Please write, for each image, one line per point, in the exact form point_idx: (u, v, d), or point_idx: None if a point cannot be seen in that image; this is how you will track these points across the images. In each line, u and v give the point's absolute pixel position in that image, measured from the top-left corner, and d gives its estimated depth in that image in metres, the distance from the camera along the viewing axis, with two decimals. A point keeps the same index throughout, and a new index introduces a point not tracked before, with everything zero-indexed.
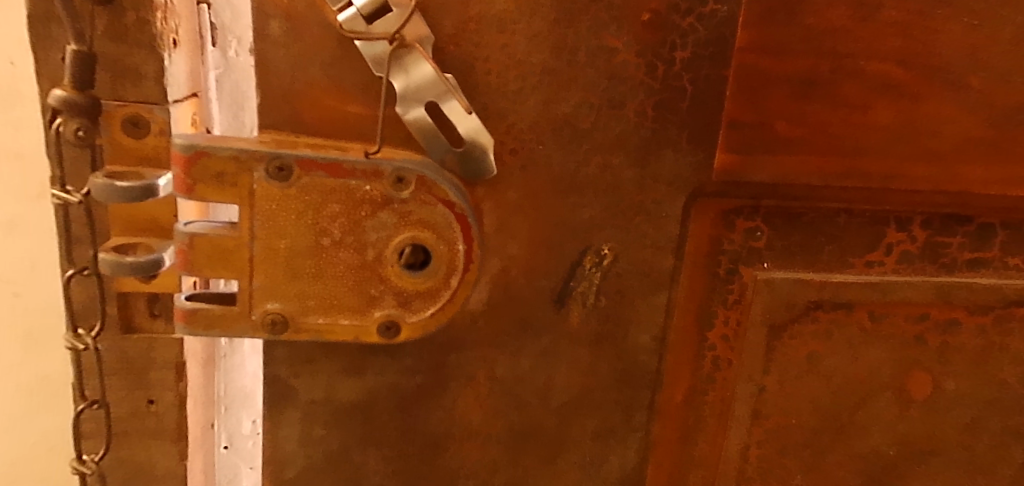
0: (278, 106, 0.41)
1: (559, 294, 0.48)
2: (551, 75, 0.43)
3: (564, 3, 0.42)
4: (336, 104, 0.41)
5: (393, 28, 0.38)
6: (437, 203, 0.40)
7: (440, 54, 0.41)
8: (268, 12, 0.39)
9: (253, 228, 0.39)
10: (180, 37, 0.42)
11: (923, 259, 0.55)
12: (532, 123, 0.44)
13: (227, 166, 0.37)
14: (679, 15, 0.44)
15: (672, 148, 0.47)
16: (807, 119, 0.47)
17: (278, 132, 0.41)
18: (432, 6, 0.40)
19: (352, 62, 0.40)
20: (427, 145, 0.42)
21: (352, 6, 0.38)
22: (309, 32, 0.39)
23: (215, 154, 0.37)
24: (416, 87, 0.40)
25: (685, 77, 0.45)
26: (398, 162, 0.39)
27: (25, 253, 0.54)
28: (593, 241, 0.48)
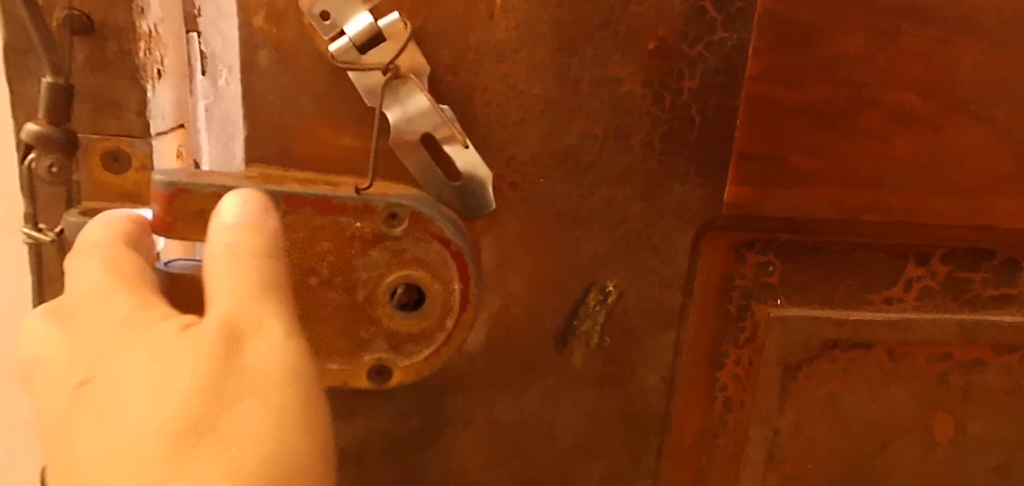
0: (266, 139, 0.39)
1: (563, 333, 0.46)
2: (554, 105, 0.41)
3: (567, 32, 0.40)
4: (327, 136, 0.39)
5: (388, 58, 0.37)
6: (432, 239, 0.38)
7: (437, 85, 0.40)
8: (256, 42, 0.37)
9: None
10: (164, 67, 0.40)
11: (944, 294, 0.53)
12: (534, 156, 0.42)
13: (209, 203, 0.35)
14: (687, 44, 0.42)
15: (681, 181, 0.44)
16: (823, 151, 0.45)
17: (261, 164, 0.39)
18: (429, 35, 0.38)
19: (344, 93, 0.38)
20: (421, 178, 0.40)
21: (345, 35, 0.36)
22: (300, 62, 0.38)
23: (197, 191, 0.34)
24: (408, 119, 0.38)
25: (694, 108, 0.43)
26: (392, 197, 0.37)
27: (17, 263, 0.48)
28: (598, 276, 0.45)
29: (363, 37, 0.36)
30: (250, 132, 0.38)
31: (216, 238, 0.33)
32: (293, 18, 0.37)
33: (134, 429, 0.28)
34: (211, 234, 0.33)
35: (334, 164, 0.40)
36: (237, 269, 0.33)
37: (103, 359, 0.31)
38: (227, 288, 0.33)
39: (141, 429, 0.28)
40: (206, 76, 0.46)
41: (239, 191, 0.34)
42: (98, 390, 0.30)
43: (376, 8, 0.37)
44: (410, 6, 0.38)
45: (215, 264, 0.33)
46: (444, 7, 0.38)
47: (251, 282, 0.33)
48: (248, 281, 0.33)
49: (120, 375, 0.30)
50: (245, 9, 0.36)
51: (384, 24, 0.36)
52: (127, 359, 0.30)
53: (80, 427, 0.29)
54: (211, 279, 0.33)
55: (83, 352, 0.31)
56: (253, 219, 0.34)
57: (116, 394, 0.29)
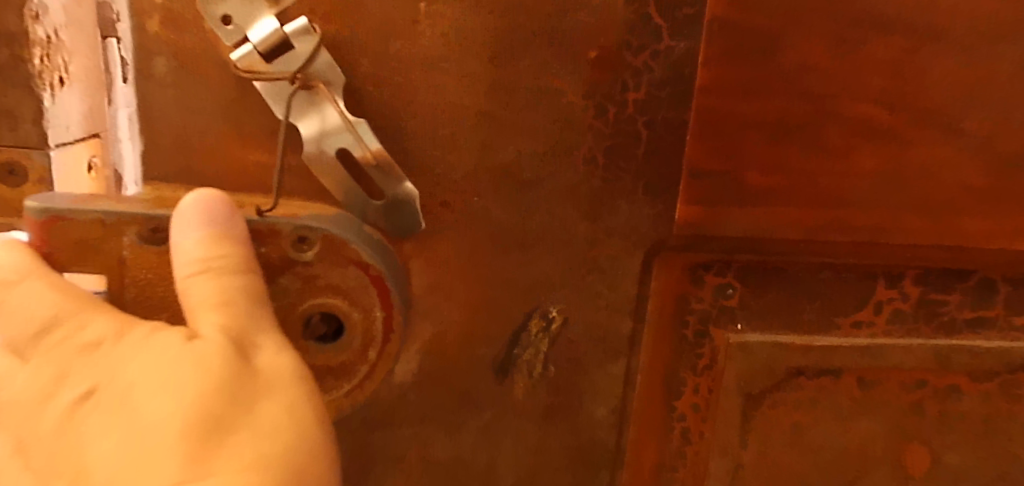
0: (166, 154, 0.35)
1: (501, 363, 0.43)
2: (487, 118, 0.38)
3: (498, 39, 0.37)
4: (233, 151, 0.36)
5: (296, 66, 0.34)
6: (348, 264, 0.34)
7: (356, 96, 0.36)
8: (152, 49, 0.34)
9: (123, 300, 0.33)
10: (73, 74, 0.39)
11: (917, 318, 0.49)
12: (467, 172, 0.39)
13: (90, 231, 0.31)
14: (631, 52, 0.38)
15: (627, 199, 0.41)
16: (780, 167, 0.42)
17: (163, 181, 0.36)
18: (345, 43, 0.35)
19: (251, 105, 0.35)
20: (343, 197, 0.37)
21: (248, 42, 0.33)
22: (201, 71, 0.34)
23: (75, 218, 0.31)
24: (323, 134, 0.35)
25: (640, 121, 0.40)
26: (300, 219, 0.34)
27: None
28: (539, 302, 0.42)
29: (269, 42, 0.33)
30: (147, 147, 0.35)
31: (193, 244, 0.31)
32: (190, 23, 0.34)
33: (151, 439, 0.27)
34: (184, 241, 0.31)
35: (244, 182, 0.36)
36: (223, 277, 0.31)
37: (102, 370, 0.29)
38: (207, 292, 0.30)
39: (158, 439, 0.27)
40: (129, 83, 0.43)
41: (201, 191, 0.31)
42: (106, 405, 0.28)
43: (284, 13, 0.34)
44: (323, 11, 0.35)
45: (192, 273, 0.31)
46: (361, 12, 0.35)
47: (242, 292, 0.31)
48: (234, 287, 0.31)
49: (131, 387, 0.28)
50: (137, 13, 0.33)
51: (290, 30, 0.33)
52: (132, 370, 0.29)
53: (91, 443, 0.28)
54: (190, 291, 0.31)
55: (75, 366, 0.29)
56: (218, 223, 0.31)
57: (121, 407, 0.28)
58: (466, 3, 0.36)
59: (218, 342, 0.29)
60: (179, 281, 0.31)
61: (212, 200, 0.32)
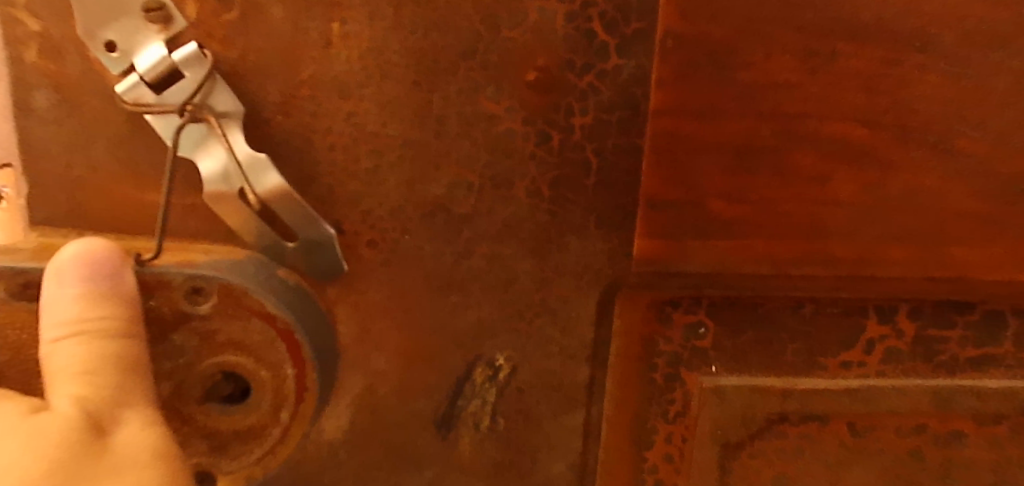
0: (52, 196, 0.31)
1: (444, 418, 0.38)
2: (415, 149, 0.34)
3: (424, 62, 0.33)
4: (128, 193, 0.32)
5: (186, 97, 0.30)
6: (250, 316, 0.30)
7: (266, 127, 0.33)
8: (29, 81, 0.30)
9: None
10: None
11: (913, 358, 0.44)
12: (395, 208, 0.35)
13: None
14: (574, 73, 0.34)
15: (578, 235, 0.37)
16: (749, 196, 0.37)
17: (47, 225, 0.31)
18: (249, 70, 0.32)
19: (146, 139, 0.31)
20: (252, 240, 0.33)
21: (135, 72, 0.30)
22: (86, 104, 0.30)
23: None
24: (225, 177, 0.31)
25: (589, 148, 0.36)
26: (194, 268, 0.30)
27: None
28: (483, 350, 0.38)
29: (159, 73, 0.30)
30: (31, 189, 0.31)
31: (60, 304, 0.26)
32: (72, 51, 0.30)
33: None
34: (49, 301, 0.26)
35: (137, 222, 0.32)
36: (99, 343, 0.26)
37: None
38: (63, 365, 0.25)
39: None
40: None
41: (82, 243, 0.27)
42: None
43: (177, 38, 0.30)
44: (222, 35, 0.31)
45: (59, 337, 0.26)
46: (266, 36, 0.31)
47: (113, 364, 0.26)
48: (95, 361, 0.26)
49: None
50: (12, 41, 0.29)
51: (178, 56, 0.30)
52: None
53: None
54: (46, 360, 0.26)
55: None
56: (93, 281, 0.27)
57: None
58: (385, 23, 0.32)
59: (69, 416, 0.24)
60: (43, 345, 0.26)
61: (98, 252, 0.27)
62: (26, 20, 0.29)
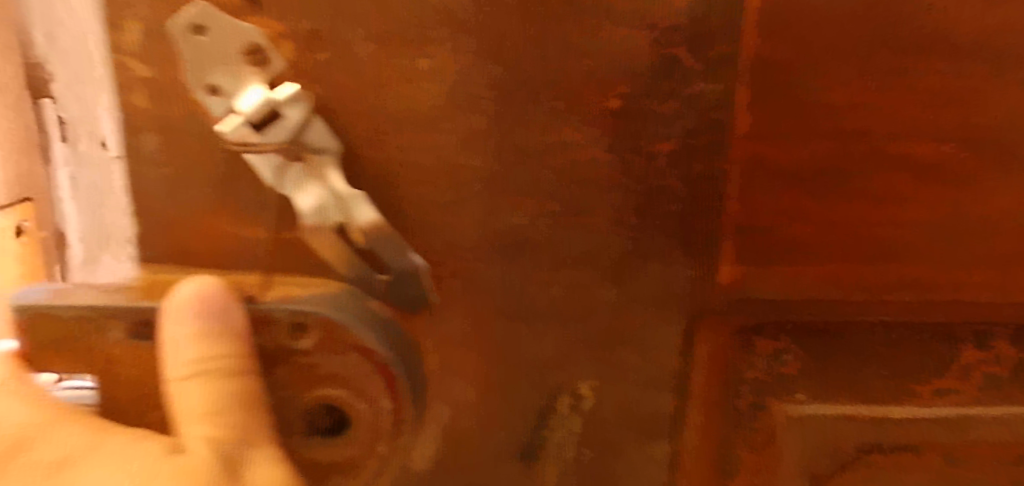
0: (158, 234, 0.33)
1: (529, 447, 0.38)
2: (497, 180, 0.34)
3: (507, 94, 0.33)
4: (228, 229, 0.33)
5: (287, 135, 0.30)
6: (349, 350, 0.31)
7: (355, 162, 0.33)
8: (139, 126, 0.31)
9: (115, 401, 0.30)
10: None
11: (1014, 384, 0.42)
12: (478, 240, 0.35)
13: (75, 329, 0.29)
14: (657, 100, 0.34)
15: (661, 261, 0.36)
16: (836, 220, 0.36)
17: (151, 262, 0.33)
18: (340, 107, 0.32)
19: (244, 178, 0.32)
20: (346, 273, 0.33)
21: (235, 112, 0.30)
22: (189, 144, 0.31)
23: (60, 315, 0.28)
24: (322, 208, 0.31)
25: (672, 175, 0.35)
26: (296, 303, 0.31)
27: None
28: (565, 380, 0.38)
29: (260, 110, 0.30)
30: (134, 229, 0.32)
31: (180, 346, 0.27)
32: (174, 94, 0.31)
33: None
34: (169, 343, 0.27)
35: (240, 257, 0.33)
36: (218, 387, 0.28)
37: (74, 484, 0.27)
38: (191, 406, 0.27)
39: None
40: (66, 142, 0.39)
41: (195, 284, 0.28)
42: None
43: (274, 78, 0.31)
44: (315, 74, 0.32)
45: (182, 377, 0.27)
46: (355, 74, 0.32)
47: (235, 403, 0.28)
48: (219, 400, 0.28)
49: None
50: (122, 87, 0.31)
51: (278, 96, 0.30)
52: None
53: None
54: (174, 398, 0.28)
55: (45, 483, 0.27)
56: (207, 321, 0.28)
57: None
58: (469, 57, 0.32)
59: (205, 457, 0.27)
60: (167, 384, 0.28)
61: (210, 293, 0.28)
62: (137, 67, 0.30)
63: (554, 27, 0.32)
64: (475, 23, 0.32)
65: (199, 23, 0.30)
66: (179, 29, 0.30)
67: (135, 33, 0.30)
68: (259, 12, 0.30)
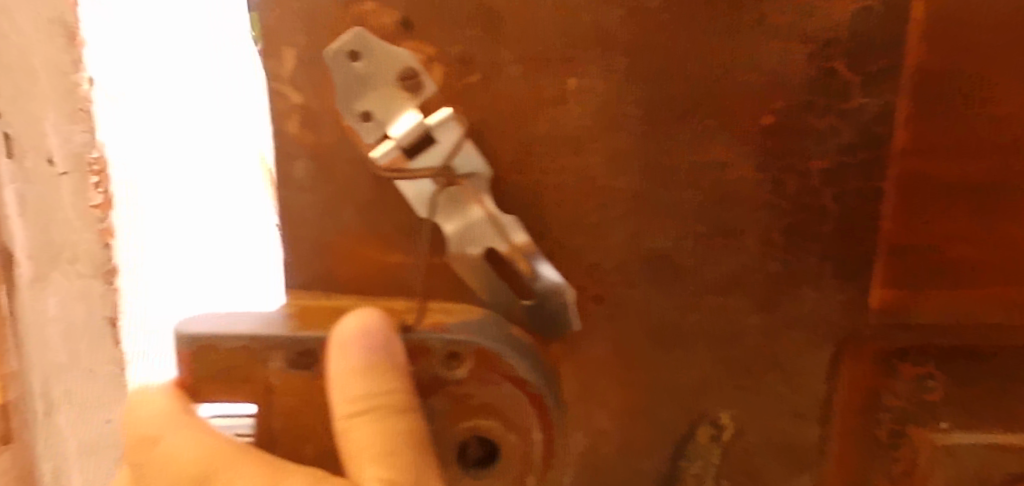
0: (305, 260, 0.32)
1: (666, 478, 0.37)
2: (644, 202, 0.33)
3: (657, 112, 0.32)
4: (372, 255, 0.33)
5: (439, 161, 0.30)
6: (502, 381, 0.30)
7: (501, 185, 0.32)
8: (290, 153, 0.31)
9: (272, 433, 0.30)
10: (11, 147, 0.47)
11: None
12: (621, 263, 0.34)
13: (238, 360, 0.29)
14: (814, 114, 0.32)
15: (811, 285, 0.35)
16: (998, 239, 0.35)
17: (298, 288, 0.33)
18: (488, 130, 0.31)
19: (392, 203, 0.32)
20: (491, 299, 0.33)
21: (389, 139, 0.30)
22: (339, 171, 0.31)
23: (225, 346, 0.28)
24: (471, 232, 0.31)
25: (826, 194, 0.33)
26: (451, 332, 0.30)
27: (94, 297, 0.46)
28: (707, 408, 0.36)
29: (413, 135, 0.30)
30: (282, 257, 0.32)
31: (347, 383, 0.28)
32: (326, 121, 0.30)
33: None
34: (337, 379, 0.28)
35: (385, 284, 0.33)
36: (381, 424, 0.28)
37: None
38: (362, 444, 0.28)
39: None
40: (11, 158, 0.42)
41: (356, 318, 0.28)
42: None
43: (426, 102, 0.30)
44: (465, 97, 0.31)
45: (352, 415, 0.28)
46: (505, 95, 0.31)
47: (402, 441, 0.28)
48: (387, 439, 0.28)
49: None
50: (276, 115, 0.30)
51: (432, 121, 0.30)
52: None
53: None
54: (346, 435, 0.28)
55: None
56: (368, 354, 0.27)
57: None
58: (620, 74, 0.31)
59: None
60: (336, 422, 0.28)
61: (370, 325, 0.28)
62: (290, 94, 0.30)
63: (709, 44, 0.31)
64: (629, 40, 0.31)
65: (355, 49, 0.29)
66: (336, 56, 0.29)
67: (290, 61, 0.30)
68: (413, 35, 0.30)
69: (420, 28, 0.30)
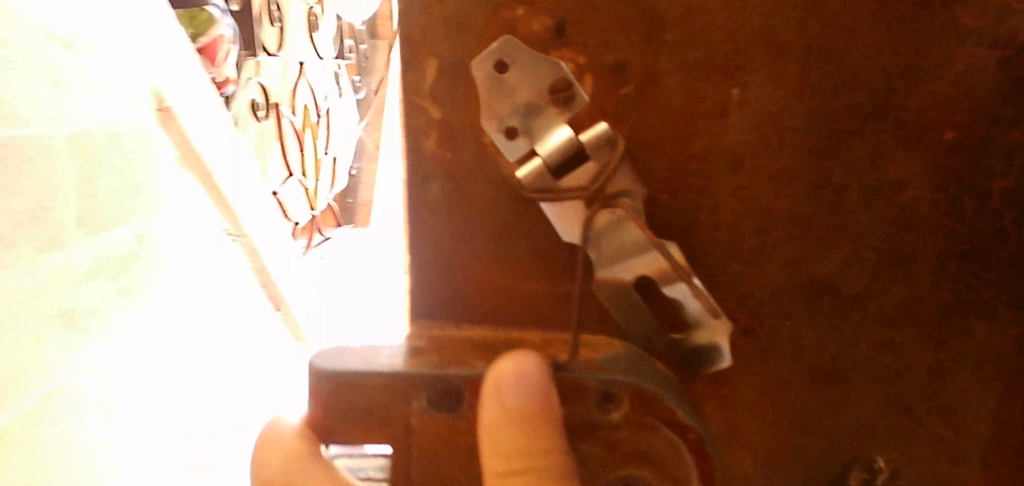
0: (436, 285, 0.30)
1: None
2: (804, 226, 0.30)
3: (826, 126, 0.29)
4: (508, 281, 0.30)
5: (588, 181, 0.27)
6: (660, 427, 0.27)
7: (650, 207, 0.29)
8: (427, 172, 0.29)
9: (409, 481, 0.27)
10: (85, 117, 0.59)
11: None
12: (774, 292, 0.30)
13: (379, 400, 0.27)
14: (1000, 129, 0.29)
15: (985, 318, 0.31)
16: None
17: (431, 319, 0.30)
18: (640, 147, 0.28)
19: (531, 227, 0.29)
20: (636, 332, 0.30)
21: (537, 156, 0.27)
22: (476, 190, 0.29)
23: (366, 387, 0.26)
24: (623, 257, 0.28)
25: (1007, 216, 0.30)
26: (604, 371, 0.27)
27: None
28: (862, 452, 0.33)
29: (561, 153, 0.27)
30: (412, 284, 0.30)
31: (502, 430, 0.26)
32: (466, 137, 0.28)
33: None
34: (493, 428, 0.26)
35: (524, 313, 0.30)
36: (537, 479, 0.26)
37: None
38: None
39: None
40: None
41: (512, 361, 0.26)
42: None
43: (575, 117, 0.28)
44: (616, 111, 0.28)
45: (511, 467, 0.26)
46: (661, 108, 0.28)
47: None
48: None
49: None
50: (413, 131, 0.28)
51: (586, 136, 0.27)
52: None
53: None
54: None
55: None
56: (528, 398, 0.25)
57: None
58: (786, 84, 0.28)
59: None
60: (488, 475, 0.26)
61: (526, 366, 0.26)
62: (430, 108, 0.28)
63: (887, 53, 0.28)
64: (801, 45, 0.28)
65: (505, 58, 0.27)
66: (482, 65, 0.27)
67: (432, 72, 0.27)
68: (565, 44, 0.27)
69: (570, 36, 0.27)
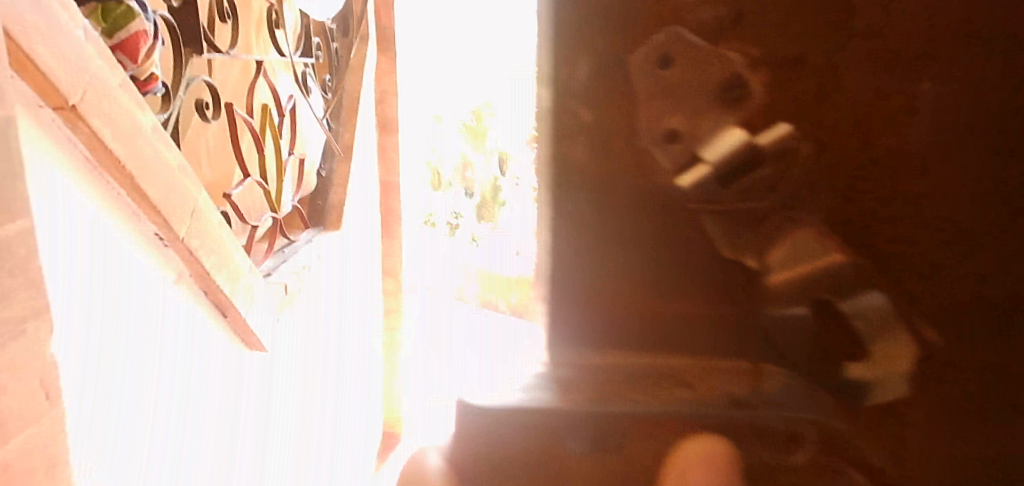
0: (591, 310, 0.27)
1: None
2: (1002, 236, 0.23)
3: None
4: (664, 311, 0.27)
5: (741, 187, 0.25)
6: (847, 470, 0.26)
7: (801, 223, 0.25)
8: (570, 190, 0.26)
9: None
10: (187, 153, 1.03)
11: None
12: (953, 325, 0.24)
13: (544, 448, 0.27)
14: None
15: None
16: None
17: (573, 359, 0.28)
18: (822, 136, 0.24)
19: (675, 249, 0.26)
20: (801, 371, 0.27)
21: (701, 161, 0.25)
22: (623, 206, 0.26)
23: (531, 441, 0.27)
24: (804, 293, 0.26)
25: None
26: (789, 410, 0.27)
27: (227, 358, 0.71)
28: None
29: (723, 154, 0.25)
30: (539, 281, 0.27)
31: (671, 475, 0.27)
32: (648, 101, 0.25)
33: None
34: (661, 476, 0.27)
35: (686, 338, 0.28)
36: None
37: None
38: None
39: None
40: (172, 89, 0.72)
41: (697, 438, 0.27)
42: None
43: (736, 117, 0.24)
44: (789, 103, 0.24)
45: None
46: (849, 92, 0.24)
47: None
48: None
49: None
50: (553, 129, 0.26)
51: (762, 139, 0.24)
52: None
53: None
54: None
55: None
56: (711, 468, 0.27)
57: None
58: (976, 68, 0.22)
59: None
60: None
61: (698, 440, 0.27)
62: (570, 110, 0.26)
63: None
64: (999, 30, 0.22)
65: (666, 51, 0.24)
66: (644, 61, 0.25)
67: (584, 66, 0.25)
68: (734, 31, 0.24)
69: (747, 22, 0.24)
